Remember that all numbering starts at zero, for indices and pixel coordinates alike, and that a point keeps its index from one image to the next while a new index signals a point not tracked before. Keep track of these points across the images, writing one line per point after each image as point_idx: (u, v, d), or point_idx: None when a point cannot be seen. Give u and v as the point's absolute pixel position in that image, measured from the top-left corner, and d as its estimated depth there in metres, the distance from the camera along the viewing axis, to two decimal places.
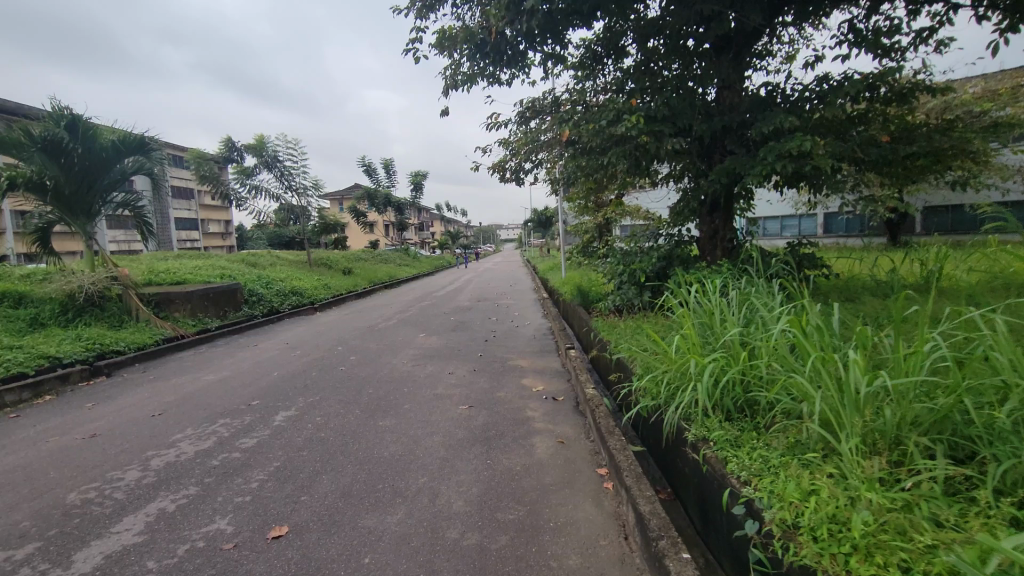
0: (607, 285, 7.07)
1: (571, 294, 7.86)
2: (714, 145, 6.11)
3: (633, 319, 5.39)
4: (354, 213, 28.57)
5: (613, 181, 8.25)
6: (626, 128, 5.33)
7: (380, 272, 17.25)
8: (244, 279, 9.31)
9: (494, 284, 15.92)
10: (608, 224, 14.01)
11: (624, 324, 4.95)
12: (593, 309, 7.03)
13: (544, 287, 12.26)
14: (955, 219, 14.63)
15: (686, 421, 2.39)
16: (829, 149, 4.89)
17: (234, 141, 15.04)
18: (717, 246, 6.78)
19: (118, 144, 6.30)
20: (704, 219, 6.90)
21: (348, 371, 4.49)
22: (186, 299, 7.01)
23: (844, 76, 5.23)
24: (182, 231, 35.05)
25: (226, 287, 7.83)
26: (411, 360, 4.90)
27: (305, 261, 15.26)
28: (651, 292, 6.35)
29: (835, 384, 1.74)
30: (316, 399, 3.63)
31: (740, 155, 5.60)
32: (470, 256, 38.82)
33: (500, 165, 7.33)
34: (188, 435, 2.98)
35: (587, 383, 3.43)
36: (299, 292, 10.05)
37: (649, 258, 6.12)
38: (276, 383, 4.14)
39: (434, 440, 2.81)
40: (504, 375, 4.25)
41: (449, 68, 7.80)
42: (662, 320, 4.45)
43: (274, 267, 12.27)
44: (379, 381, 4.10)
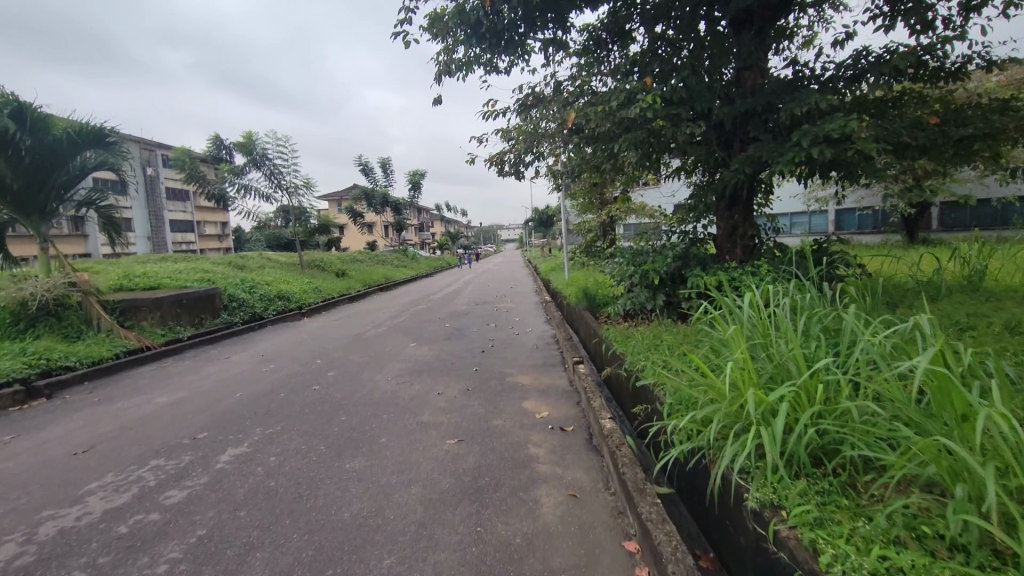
0: (616, 288, 6.45)
1: (576, 297, 7.26)
2: (734, 132, 5.53)
3: (650, 327, 4.80)
4: (351, 214, 28.01)
5: (620, 174, 7.65)
6: (638, 112, 4.73)
7: (376, 274, 16.66)
8: (226, 283, 8.71)
9: (494, 285, 15.29)
10: (612, 222, 13.42)
11: (642, 333, 4.36)
12: (601, 314, 6.42)
13: (546, 287, 11.66)
14: (974, 214, 14.15)
15: (740, 475, 1.79)
16: (873, 132, 4.32)
17: (223, 139, 14.48)
18: (737, 244, 6.16)
19: (73, 134, 5.73)
20: (721, 215, 6.30)
21: (322, 391, 3.88)
22: (156, 307, 6.38)
23: (885, 50, 4.64)
24: (177, 234, 34.49)
25: (203, 293, 7.24)
26: (397, 376, 4.29)
27: (297, 263, 14.66)
28: (666, 296, 5.73)
29: (1012, 455, 1.16)
30: (275, 431, 3.01)
31: (766, 142, 5.00)
32: (471, 257, 38.28)
33: (498, 158, 6.72)
34: (104, 485, 2.38)
35: (602, 410, 2.84)
36: (286, 296, 9.45)
37: (664, 259, 5.51)
38: (235, 408, 3.53)
39: (411, 494, 2.20)
40: (502, 396, 3.64)
41: (442, 54, 7.22)
42: (685, 331, 3.85)
43: (263, 270, 11.68)
44: (355, 405, 3.49)
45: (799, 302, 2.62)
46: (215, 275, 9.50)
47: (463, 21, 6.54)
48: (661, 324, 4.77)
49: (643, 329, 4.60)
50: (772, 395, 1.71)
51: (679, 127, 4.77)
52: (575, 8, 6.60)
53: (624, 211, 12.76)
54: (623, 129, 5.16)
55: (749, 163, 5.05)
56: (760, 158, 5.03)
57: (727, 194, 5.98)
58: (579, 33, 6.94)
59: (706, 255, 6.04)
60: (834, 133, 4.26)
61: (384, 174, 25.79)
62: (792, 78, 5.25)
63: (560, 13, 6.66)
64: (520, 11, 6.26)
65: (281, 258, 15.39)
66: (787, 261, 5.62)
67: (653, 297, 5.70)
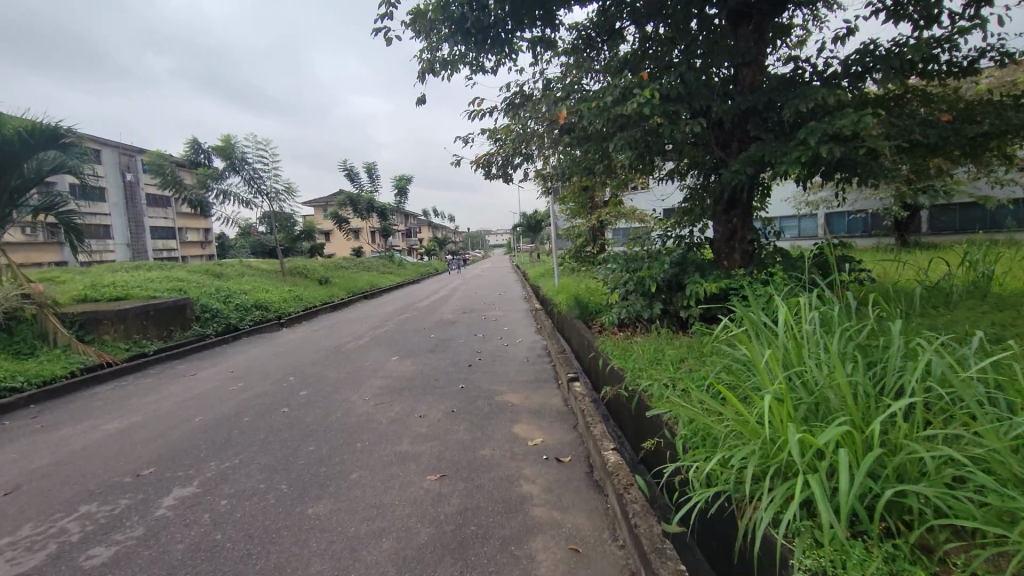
0: (610, 295, 6.15)
1: (568, 305, 6.94)
2: (733, 132, 5.23)
3: (648, 338, 4.50)
4: (336, 219, 27.56)
5: (612, 176, 7.36)
6: (635, 109, 4.42)
7: (360, 281, 16.26)
8: (199, 293, 8.28)
9: (482, 292, 14.96)
10: (602, 226, 13.15)
11: (643, 345, 4.05)
12: (595, 324, 6.10)
13: (535, 294, 11.35)
14: (964, 218, 14.10)
15: (778, 533, 1.47)
16: (888, 130, 4.02)
17: (201, 143, 14.03)
18: (736, 249, 5.88)
19: (24, 134, 5.36)
20: (718, 219, 6.03)
21: (291, 414, 3.51)
22: (119, 320, 5.96)
23: (893, 44, 4.38)
24: (158, 241, 33.78)
25: (172, 303, 6.82)
26: (375, 396, 3.93)
27: (278, 271, 14.23)
28: (663, 304, 5.44)
29: None
30: (231, 466, 2.65)
31: (768, 141, 4.72)
32: (458, 263, 37.91)
33: (485, 161, 6.40)
34: (19, 541, 2.00)
35: (605, 440, 2.51)
36: (263, 305, 9.04)
37: (662, 265, 5.20)
38: (191, 436, 3.15)
39: (382, 550, 1.85)
40: (490, 419, 3.29)
41: (425, 51, 6.89)
42: (691, 346, 3.52)
43: (242, 278, 11.24)
44: (327, 432, 3.13)
45: (823, 317, 2.31)
46: (188, 284, 9.06)
47: (447, 17, 6.22)
48: (662, 335, 4.47)
49: (643, 341, 4.32)
50: (822, 438, 1.39)
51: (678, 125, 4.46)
52: (564, 5, 6.31)
53: (614, 215, 12.52)
54: (617, 128, 4.85)
55: (751, 163, 4.76)
56: (763, 157, 4.74)
57: (725, 197, 5.70)
58: (568, 31, 6.65)
59: (705, 261, 5.75)
60: (846, 130, 3.97)
61: (369, 179, 25.42)
62: (793, 75, 4.97)
63: (548, 10, 6.36)
64: (508, 6, 5.95)
65: (262, 266, 14.95)
66: (789, 266, 5.35)
67: (651, 305, 5.39)
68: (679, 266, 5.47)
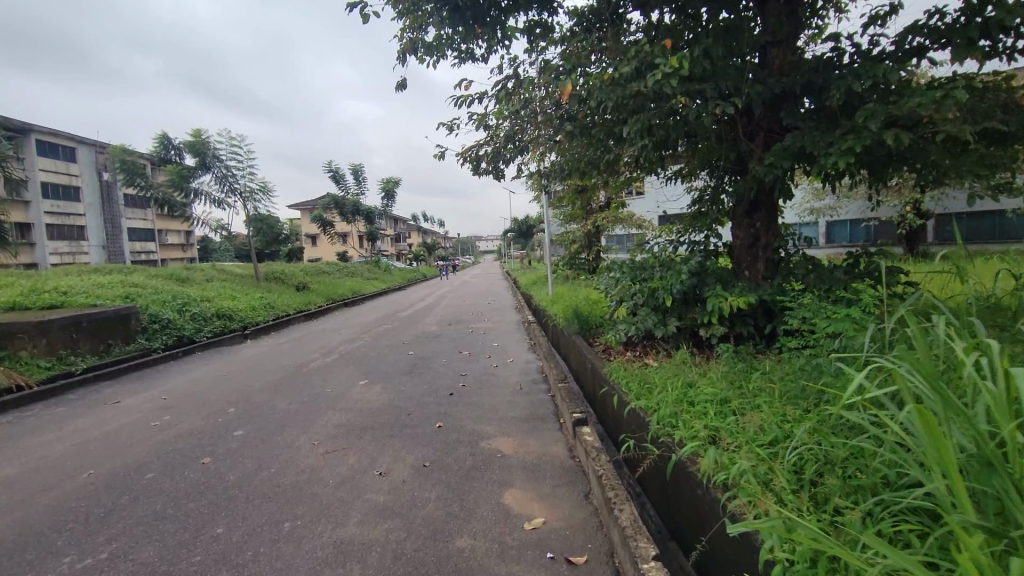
0: (615, 309, 5.36)
1: (566, 318, 6.14)
2: (761, 119, 4.46)
3: (667, 365, 3.74)
4: (321, 222, 26.72)
5: (614, 174, 6.60)
6: (653, 88, 3.64)
7: (342, 288, 15.43)
8: (152, 301, 7.39)
9: (470, 300, 14.17)
10: (597, 231, 12.45)
11: (663, 376, 3.30)
12: (597, 342, 5.31)
13: (527, 304, 10.60)
14: (972, 228, 13.58)
15: None
16: (965, 112, 3.27)
17: (171, 139, 13.12)
18: (759, 257, 5.11)
19: None
20: (738, 223, 5.27)
21: (210, 470, 2.67)
22: (39, 333, 5.09)
23: (964, 12, 3.61)
24: (135, 243, 32.74)
25: (111, 314, 5.95)
26: (327, 439, 3.09)
27: (253, 276, 13.35)
28: (678, 320, 4.66)
29: None
30: (91, 567, 1.82)
31: (808, 129, 3.97)
32: (447, 269, 37.07)
33: (473, 155, 5.60)
34: None
35: (642, 537, 1.72)
36: (226, 314, 8.17)
37: (680, 276, 4.44)
38: (64, 506, 2.31)
39: None
40: (472, 478, 2.47)
41: (407, 31, 6.08)
42: (738, 389, 2.72)
43: (210, 284, 10.37)
44: (249, 502, 2.30)
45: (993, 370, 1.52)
46: (142, 290, 8.17)
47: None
48: (686, 361, 3.71)
49: (663, 369, 3.56)
50: None
51: (708, 106, 3.69)
52: None
53: (611, 220, 11.80)
54: (629, 113, 4.08)
55: (789, 155, 4.00)
56: (803, 148, 3.98)
57: (749, 196, 4.93)
58: (568, 13, 5.89)
59: (725, 270, 4.98)
60: (917, 111, 3.22)
61: (355, 181, 24.60)
62: (833, 56, 4.23)
63: None
64: None
65: (237, 270, 14.06)
66: (826, 276, 4.58)
67: (666, 321, 4.62)
68: (698, 275, 4.70)
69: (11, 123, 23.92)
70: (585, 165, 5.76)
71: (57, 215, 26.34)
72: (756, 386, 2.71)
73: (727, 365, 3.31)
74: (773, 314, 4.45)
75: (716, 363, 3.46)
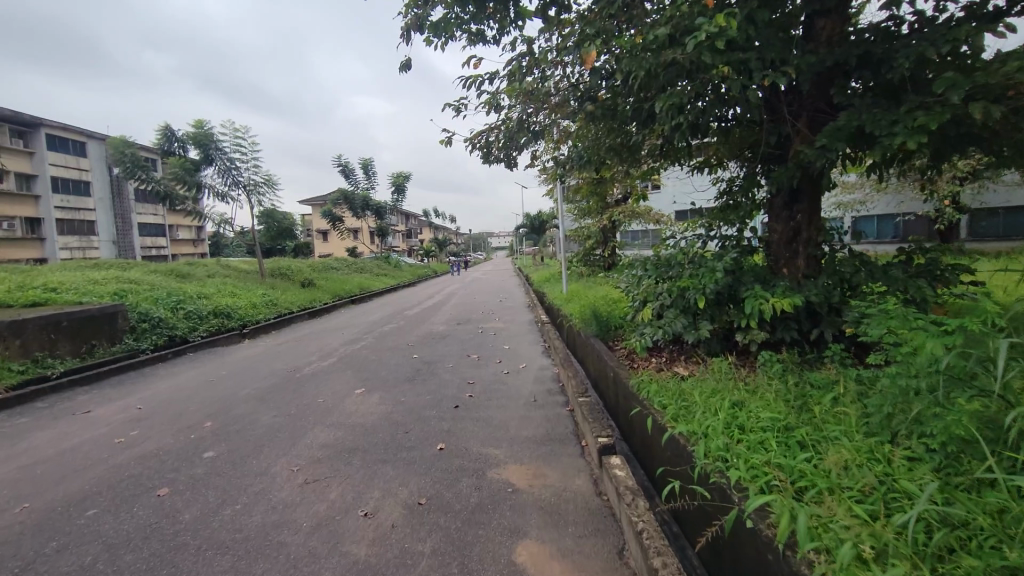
0: (638, 309, 4.86)
1: (583, 320, 5.66)
2: (808, 97, 3.94)
3: (704, 377, 3.27)
4: (331, 218, 26.43)
5: (635, 163, 6.10)
6: (689, 57, 3.14)
7: (350, 284, 15.06)
8: (145, 298, 7.01)
9: (480, 297, 13.73)
10: (613, 225, 11.94)
11: (705, 389, 2.84)
12: (618, 347, 4.82)
13: (540, 302, 10.13)
14: (1009, 223, 12.93)
15: None
16: None
17: (174, 131, 12.75)
18: (800, 252, 4.60)
19: None
20: (776, 215, 4.76)
21: (163, 506, 2.23)
22: (13, 333, 4.70)
23: None
24: (147, 238, 32.71)
25: (95, 312, 5.57)
26: (308, 464, 2.64)
27: (258, 272, 13.02)
28: (711, 324, 4.16)
29: None
30: None
31: (868, 106, 3.45)
32: (459, 264, 36.66)
33: (483, 141, 5.12)
34: None
35: None
36: (224, 313, 7.78)
37: (716, 274, 3.94)
38: None
39: None
40: (477, 523, 2.00)
41: (412, 8, 5.58)
42: (805, 415, 2.23)
43: (212, 280, 10.01)
44: (200, 555, 1.85)
45: None
46: (136, 286, 7.78)
47: None
48: (726, 374, 3.25)
49: (702, 381, 3.09)
50: None
51: (754, 79, 3.18)
52: None
53: (628, 214, 11.28)
54: (660, 88, 3.58)
55: (845, 136, 3.47)
56: (861, 128, 3.47)
57: (790, 184, 4.41)
58: None
59: (763, 267, 4.47)
60: (1012, 79, 2.69)
61: (366, 175, 24.23)
62: (892, 23, 3.68)
63: None
64: None
65: (243, 266, 13.73)
66: (880, 274, 4.07)
67: (697, 324, 4.14)
68: (733, 274, 4.20)
69: (21, 118, 23.80)
70: (605, 152, 5.27)
71: (68, 210, 26.26)
72: (825, 412, 2.25)
73: (778, 382, 2.82)
74: (820, 318, 3.95)
75: (764, 378, 2.98)
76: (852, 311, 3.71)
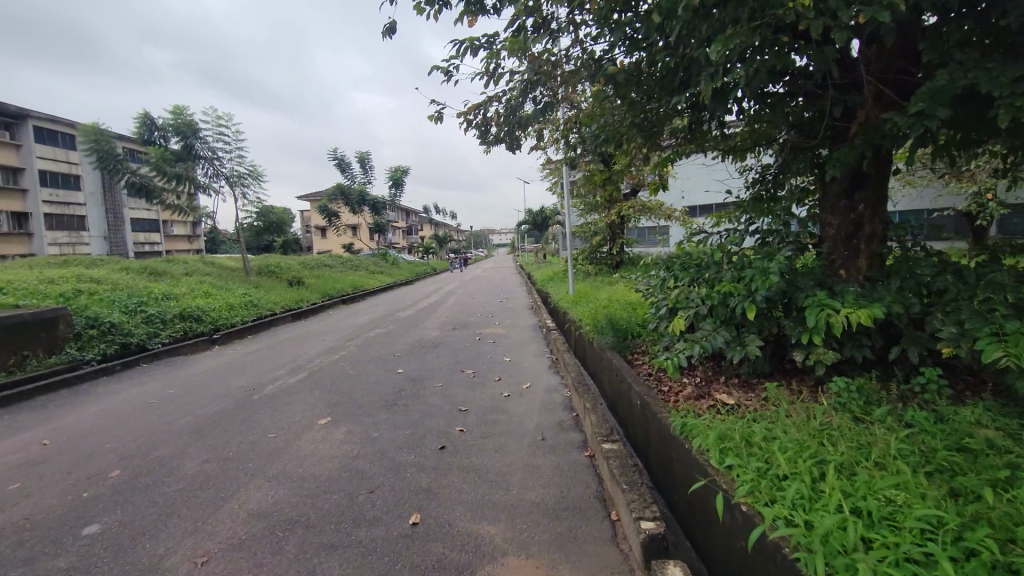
0: (663, 318, 4.06)
1: (596, 330, 4.85)
2: (885, 54, 3.13)
3: (768, 417, 2.50)
4: (327, 214, 25.67)
5: (657, 147, 5.29)
6: None
7: (342, 282, 14.29)
8: (100, 301, 6.20)
9: (480, 298, 12.92)
10: (622, 221, 11.13)
11: (784, 437, 2.08)
12: (641, 364, 4.01)
13: (544, 303, 9.34)
14: None
15: None
16: None
17: (154, 118, 11.93)
18: (862, 251, 3.79)
19: None
20: (832, 207, 3.97)
21: None
22: None
23: None
24: (139, 234, 31.95)
25: (27, 317, 4.76)
26: (221, 553, 1.84)
27: (244, 269, 12.25)
28: (759, 338, 3.36)
29: None
30: None
31: (978, 61, 2.63)
32: (459, 262, 35.95)
33: (480, 118, 4.30)
34: None
35: None
36: (193, 316, 6.99)
37: (770, 276, 3.13)
38: None
39: None
40: None
41: None
42: (974, 509, 1.43)
43: (188, 279, 9.21)
44: None
45: None
46: (94, 285, 6.96)
47: None
48: (799, 414, 2.47)
49: (772, 423, 2.32)
50: None
51: (841, 18, 2.37)
52: None
53: (638, 208, 10.48)
54: (707, 37, 2.76)
55: (947, 99, 2.66)
56: (968, 90, 2.66)
57: (853, 167, 3.61)
58: None
59: (819, 268, 3.67)
60: None
61: (360, 168, 23.38)
62: None
63: None
64: None
65: (228, 263, 12.96)
66: (972, 278, 3.27)
67: (744, 340, 3.35)
68: (787, 275, 3.40)
69: (7, 109, 22.98)
70: (625, 131, 4.46)
71: (57, 205, 25.46)
72: (1005, 501, 1.46)
73: (884, 434, 2.03)
74: (899, 334, 3.16)
75: (859, 425, 2.19)
76: (946, 325, 2.91)
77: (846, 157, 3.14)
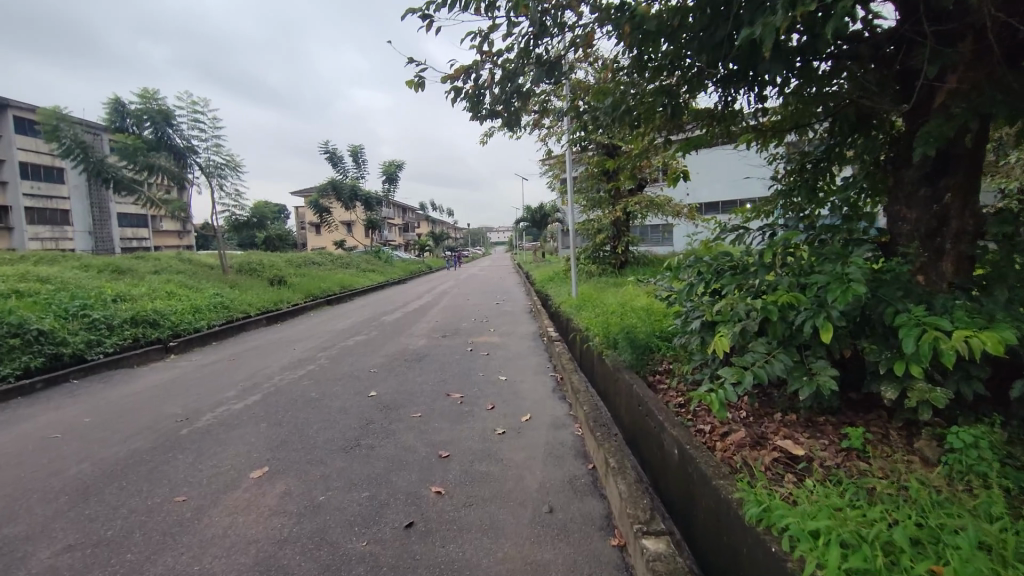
0: (694, 335, 3.25)
1: (609, 343, 4.05)
2: None
3: (883, 496, 1.71)
4: (319, 210, 24.81)
5: (680, 129, 4.48)
6: None
7: (329, 282, 13.48)
8: (35, 305, 5.38)
9: (474, 299, 12.11)
10: (627, 217, 10.33)
11: (946, 557, 1.29)
12: (668, 394, 3.21)
13: (544, 307, 8.55)
14: None
15: None
16: None
17: (125, 104, 11.13)
18: (950, 251, 2.98)
19: None
20: (908, 197, 3.17)
21: None
22: None
23: None
24: (126, 230, 31.03)
25: None
26: None
27: (222, 267, 11.42)
28: (829, 364, 2.56)
29: None
30: None
31: None
32: (455, 260, 35.16)
33: (471, 85, 3.49)
34: None
35: None
36: (148, 320, 6.16)
37: (854, 286, 2.34)
38: None
39: None
40: None
41: None
42: None
43: (154, 279, 8.39)
44: None
45: None
46: (36, 285, 6.12)
47: None
48: (929, 494, 1.67)
49: (900, 515, 1.54)
50: None
51: None
52: None
53: (645, 203, 9.69)
54: None
55: None
56: None
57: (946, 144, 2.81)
58: None
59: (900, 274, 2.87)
60: None
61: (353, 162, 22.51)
62: None
63: None
64: None
65: (206, 261, 12.10)
66: None
67: (811, 368, 2.55)
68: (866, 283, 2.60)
69: None
70: (646, 104, 3.65)
71: (39, 199, 24.51)
72: None
73: None
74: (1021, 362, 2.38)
75: None
76: None
77: (956, 126, 2.34)
